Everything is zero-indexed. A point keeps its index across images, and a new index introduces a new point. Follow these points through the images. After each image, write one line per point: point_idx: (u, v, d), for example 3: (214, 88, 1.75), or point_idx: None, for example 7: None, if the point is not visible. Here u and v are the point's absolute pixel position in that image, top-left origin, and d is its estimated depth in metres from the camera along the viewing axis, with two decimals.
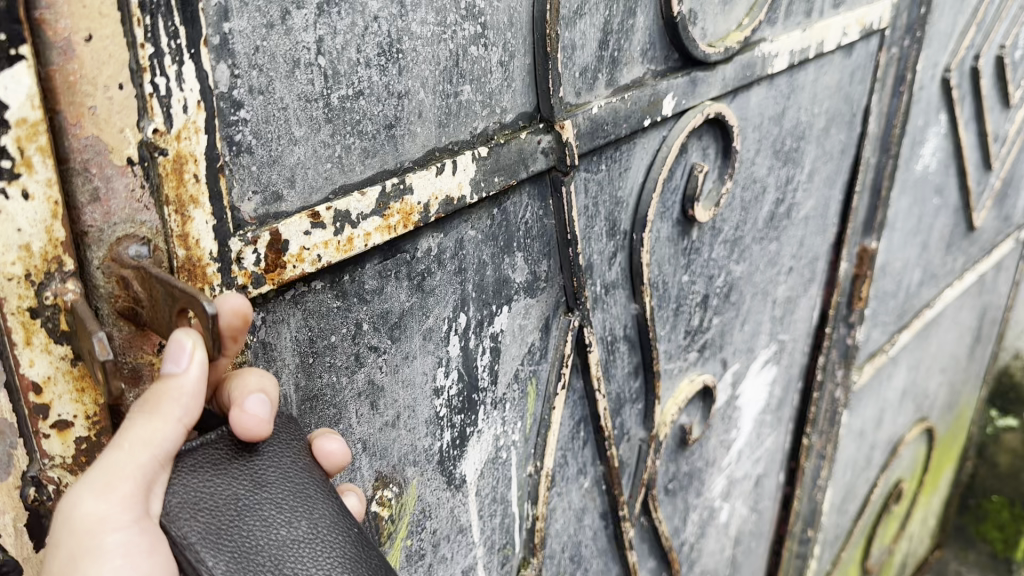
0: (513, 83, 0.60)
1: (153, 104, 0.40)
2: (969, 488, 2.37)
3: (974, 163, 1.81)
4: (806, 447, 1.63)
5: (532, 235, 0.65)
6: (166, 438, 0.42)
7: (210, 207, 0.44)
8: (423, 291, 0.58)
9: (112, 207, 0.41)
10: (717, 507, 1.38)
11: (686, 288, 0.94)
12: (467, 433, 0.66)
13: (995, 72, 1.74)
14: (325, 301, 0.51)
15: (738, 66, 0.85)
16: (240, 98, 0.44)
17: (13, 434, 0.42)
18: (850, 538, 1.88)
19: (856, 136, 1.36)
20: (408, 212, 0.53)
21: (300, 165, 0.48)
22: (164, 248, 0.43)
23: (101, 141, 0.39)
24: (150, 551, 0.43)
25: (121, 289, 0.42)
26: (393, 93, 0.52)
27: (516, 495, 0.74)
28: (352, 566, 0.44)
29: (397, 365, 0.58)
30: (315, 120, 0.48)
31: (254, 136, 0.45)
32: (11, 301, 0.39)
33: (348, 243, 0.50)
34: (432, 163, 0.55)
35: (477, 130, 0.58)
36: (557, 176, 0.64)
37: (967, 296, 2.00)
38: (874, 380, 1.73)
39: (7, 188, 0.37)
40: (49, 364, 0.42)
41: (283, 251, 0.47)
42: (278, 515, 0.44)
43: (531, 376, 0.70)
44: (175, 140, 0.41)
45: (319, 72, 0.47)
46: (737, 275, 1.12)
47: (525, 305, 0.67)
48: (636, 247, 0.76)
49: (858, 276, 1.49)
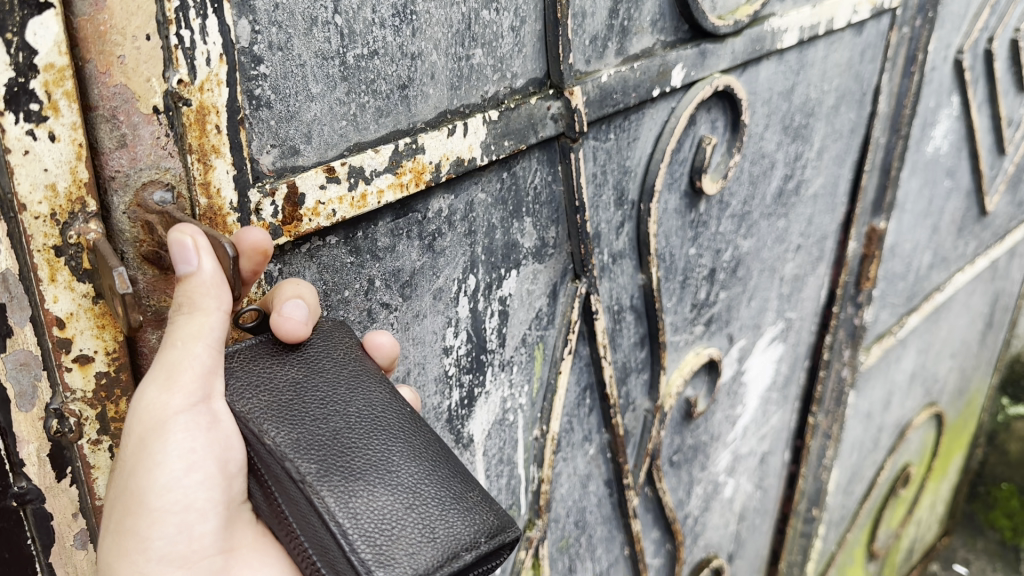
0: (524, 49, 0.61)
1: (178, 55, 0.42)
2: (979, 475, 2.38)
3: (986, 147, 1.81)
4: (812, 426, 1.64)
5: (540, 200, 0.66)
6: (212, 327, 0.45)
7: (230, 157, 0.45)
8: (433, 251, 0.59)
9: (138, 153, 0.43)
10: (722, 482, 1.40)
11: (693, 261, 0.95)
12: (475, 393, 0.67)
13: (1009, 55, 1.74)
14: (339, 256, 0.53)
15: (748, 40, 0.86)
16: (259, 53, 0.45)
17: (38, 367, 0.43)
18: (856, 519, 1.90)
19: (866, 115, 1.36)
20: (420, 171, 0.54)
21: (317, 122, 0.49)
22: (187, 196, 0.45)
23: (129, 89, 0.41)
24: (209, 427, 0.47)
25: (145, 233, 0.45)
26: (407, 54, 0.53)
27: (522, 457, 0.75)
28: (408, 439, 0.48)
29: (408, 323, 0.59)
30: (330, 78, 0.49)
31: (272, 91, 0.46)
32: (37, 239, 0.41)
33: (362, 199, 0.51)
34: (443, 125, 0.56)
35: (488, 94, 0.59)
36: (566, 143, 0.65)
37: (979, 281, 2.00)
38: (881, 362, 1.74)
39: (35, 130, 0.39)
40: (72, 301, 0.43)
41: (300, 204, 0.48)
42: (335, 394, 0.48)
43: (538, 341, 0.72)
44: (199, 92, 0.43)
45: (336, 31, 0.48)
46: (744, 250, 1.13)
47: (533, 270, 0.68)
48: (643, 217, 0.77)
49: (866, 255, 1.50)
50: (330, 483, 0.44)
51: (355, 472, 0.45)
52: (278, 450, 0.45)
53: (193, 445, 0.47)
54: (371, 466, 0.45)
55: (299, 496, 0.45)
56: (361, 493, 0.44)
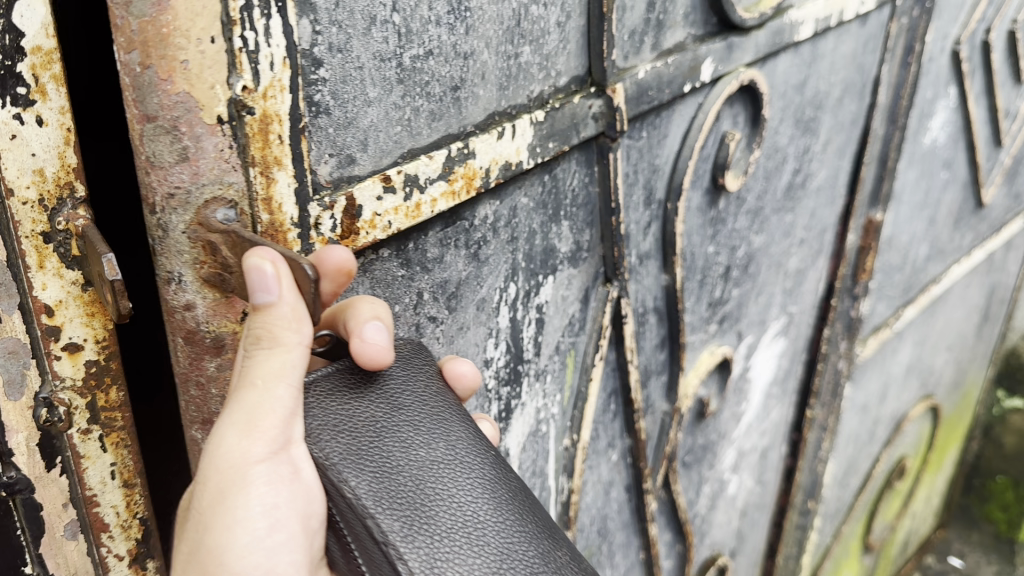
0: (568, 45, 0.58)
1: (241, 60, 0.39)
2: (974, 468, 2.38)
3: (984, 138, 1.80)
4: (809, 419, 1.62)
5: (577, 203, 0.64)
6: (294, 365, 0.43)
7: (292, 169, 0.42)
8: (478, 260, 0.56)
9: (201, 167, 0.40)
10: (727, 479, 1.38)
11: (711, 259, 0.93)
12: (511, 406, 0.65)
13: (1007, 46, 1.72)
14: (391, 270, 0.50)
15: (770, 33, 0.84)
16: (320, 56, 0.42)
17: (26, 354, 0.46)
18: (852, 512, 1.89)
19: (866, 107, 1.34)
20: (471, 177, 0.52)
21: (373, 127, 0.46)
22: (249, 212, 0.42)
23: (192, 97, 0.39)
24: (292, 477, 0.45)
25: (207, 254, 0.43)
26: (460, 53, 0.50)
27: (552, 468, 0.73)
28: (492, 489, 0.45)
29: (452, 335, 0.57)
30: (387, 80, 0.46)
31: (331, 96, 0.44)
32: (26, 224, 0.43)
33: (416, 209, 0.49)
34: (493, 127, 0.53)
35: (534, 94, 0.57)
36: (605, 142, 0.63)
37: (976, 274, 2.00)
38: (877, 355, 1.73)
39: (23, 114, 0.41)
40: (60, 288, 0.46)
41: (357, 217, 0.46)
42: (417, 437, 0.45)
43: (569, 348, 0.69)
44: (262, 99, 0.40)
45: (393, 29, 0.46)
46: (755, 246, 1.11)
47: (568, 275, 0.66)
48: (670, 216, 0.75)
49: (864, 248, 1.48)
50: (413, 544, 0.41)
51: (439, 530, 0.42)
52: (359, 505, 0.42)
53: (275, 500, 0.45)
54: (457, 524, 0.43)
55: (379, 555, 0.42)
56: (448, 556, 0.41)
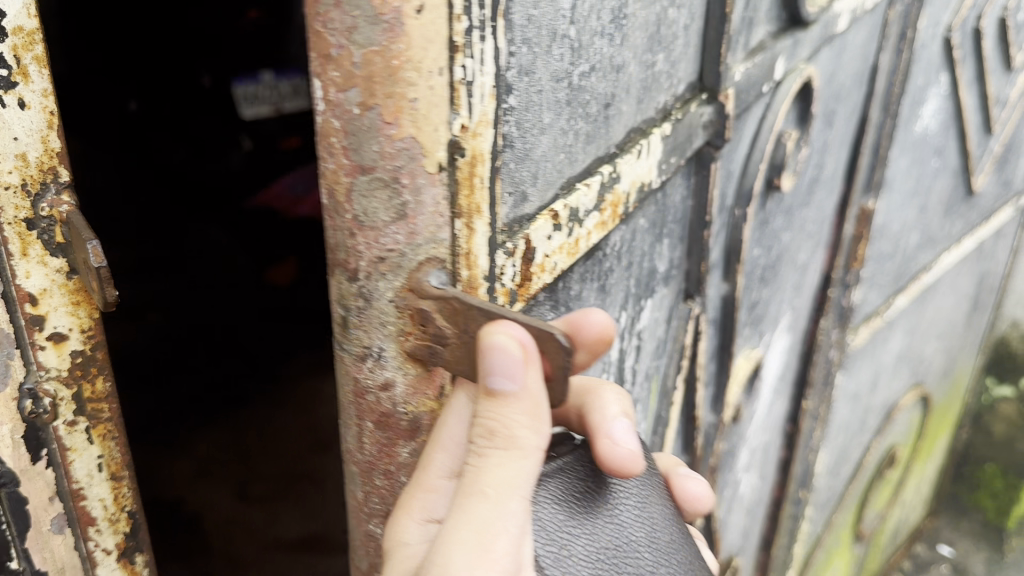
0: (686, 50, 0.64)
1: (460, 94, 0.41)
2: (963, 456, 2.42)
3: (974, 126, 1.78)
4: (804, 411, 1.58)
5: (674, 216, 0.69)
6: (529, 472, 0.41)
7: (487, 219, 0.45)
8: (604, 288, 0.60)
9: (418, 223, 0.42)
10: (739, 482, 1.35)
11: (752, 261, 0.89)
12: None
13: (997, 34, 1.71)
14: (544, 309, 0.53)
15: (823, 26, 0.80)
16: (511, 82, 0.45)
17: (10, 345, 0.48)
18: (843, 502, 1.88)
19: (864, 94, 1.31)
20: (617, 203, 0.57)
21: (543, 158, 0.50)
22: (455, 271, 0.44)
23: (417, 142, 0.40)
24: None
25: (413, 321, 0.44)
26: (613, 69, 0.55)
27: None
28: None
29: None
30: (559, 103, 0.50)
31: (516, 127, 0.47)
32: (9, 211, 0.46)
33: (576, 243, 0.53)
34: (632, 146, 0.59)
35: (659, 106, 0.62)
36: (710, 150, 0.69)
37: (967, 262, 1.99)
38: (868, 345, 1.71)
39: (6, 96, 0.44)
40: (45, 276, 0.48)
41: (533, 259, 0.49)
42: None
43: (650, 365, 0.72)
44: (473, 138, 0.42)
45: (569, 47, 0.50)
46: (781, 244, 1.07)
47: (661, 295, 0.70)
48: (737, 220, 0.78)
49: (858, 237, 1.45)
50: None
51: None
52: None
53: None
54: None
55: None
56: None
